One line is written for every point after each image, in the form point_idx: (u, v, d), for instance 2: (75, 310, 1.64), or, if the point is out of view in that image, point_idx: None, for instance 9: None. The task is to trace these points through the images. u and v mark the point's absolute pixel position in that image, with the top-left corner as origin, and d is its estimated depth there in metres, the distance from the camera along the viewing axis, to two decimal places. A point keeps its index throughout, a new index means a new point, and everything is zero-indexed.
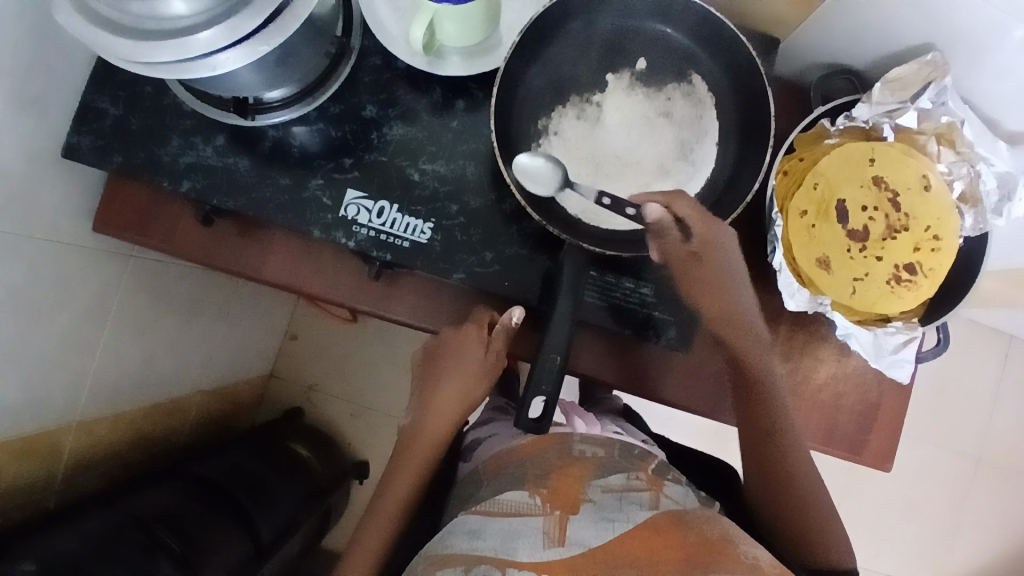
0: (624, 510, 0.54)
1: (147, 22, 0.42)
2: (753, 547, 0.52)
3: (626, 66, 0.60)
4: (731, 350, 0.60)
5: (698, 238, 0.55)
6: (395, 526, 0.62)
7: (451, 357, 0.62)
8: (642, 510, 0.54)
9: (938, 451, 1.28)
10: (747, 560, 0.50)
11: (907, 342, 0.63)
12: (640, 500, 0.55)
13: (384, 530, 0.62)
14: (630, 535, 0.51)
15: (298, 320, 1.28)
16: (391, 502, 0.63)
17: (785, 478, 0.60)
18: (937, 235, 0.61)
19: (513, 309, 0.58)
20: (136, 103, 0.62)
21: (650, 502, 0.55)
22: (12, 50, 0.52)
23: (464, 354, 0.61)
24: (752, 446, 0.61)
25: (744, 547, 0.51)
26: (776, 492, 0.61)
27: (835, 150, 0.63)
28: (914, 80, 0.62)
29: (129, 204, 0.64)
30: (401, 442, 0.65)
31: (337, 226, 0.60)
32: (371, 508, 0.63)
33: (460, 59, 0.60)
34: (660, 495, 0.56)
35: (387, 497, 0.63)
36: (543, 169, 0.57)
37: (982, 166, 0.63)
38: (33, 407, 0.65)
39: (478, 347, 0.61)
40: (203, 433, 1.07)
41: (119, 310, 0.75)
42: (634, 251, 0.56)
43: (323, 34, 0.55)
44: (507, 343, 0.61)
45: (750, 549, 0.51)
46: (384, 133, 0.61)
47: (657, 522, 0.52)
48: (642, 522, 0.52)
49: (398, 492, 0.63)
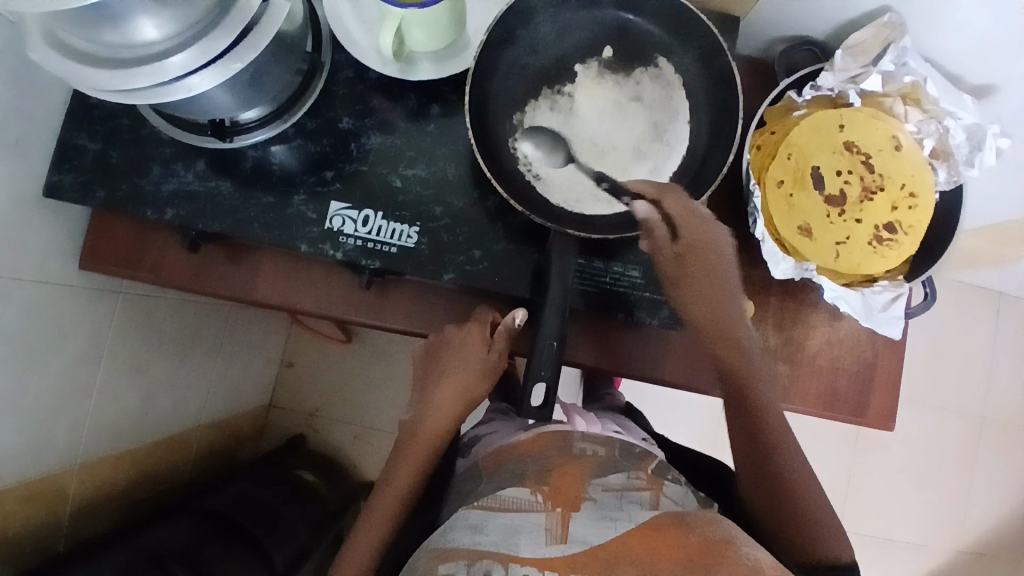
0: (624, 509, 0.54)
1: (121, 51, 0.43)
2: (753, 548, 0.53)
3: (593, 56, 0.61)
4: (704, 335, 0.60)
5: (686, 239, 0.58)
6: (395, 524, 0.62)
7: (452, 359, 0.62)
8: (643, 510, 0.54)
9: (942, 414, 1.29)
10: (748, 562, 0.51)
11: (894, 298, 0.65)
12: (640, 500, 0.55)
13: (384, 524, 0.61)
14: (631, 534, 0.51)
15: (294, 346, 1.28)
16: (391, 497, 0.62)
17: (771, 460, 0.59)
18: (912, 192, 0.63)
19: (516, 311, 0.59)
20: (115, 136, 0.62)
21: (651, 502, 0.56)
22: None
23: (464, 352, 0.62)
24: (745, 442, 0.60)
25: (744, 549, 0.52)
26: (768, 485, 0.59)
27: (805, 119, 0.64)
28: (873, 44, 0.64)
29: (117, 236, 0.65)
30: (402, 441, 0.65)
31: (323, 239, 0.60)
32: (373, 504, 0.63)
33: (431, 63, 0.60)
34: (660, 495, 0.57)
35: (387, 491, 0.63)
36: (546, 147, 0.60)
37: (949, 120, 0.65)
38: (33, 453, 0.65)
39: (479, 343, 0.62)
40: (207, 467, 1.06)
41: (114, 348, 0.75)
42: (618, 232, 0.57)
43: (293, 51, 0.56)
44: (508, 343, 0.61)
45: (751, 552, 0.52)
46: (363, 143, 0.62)
47: (658, 522, 0.53)
48: (643, 522, 0.53)
49: (398, 488, 0.62)
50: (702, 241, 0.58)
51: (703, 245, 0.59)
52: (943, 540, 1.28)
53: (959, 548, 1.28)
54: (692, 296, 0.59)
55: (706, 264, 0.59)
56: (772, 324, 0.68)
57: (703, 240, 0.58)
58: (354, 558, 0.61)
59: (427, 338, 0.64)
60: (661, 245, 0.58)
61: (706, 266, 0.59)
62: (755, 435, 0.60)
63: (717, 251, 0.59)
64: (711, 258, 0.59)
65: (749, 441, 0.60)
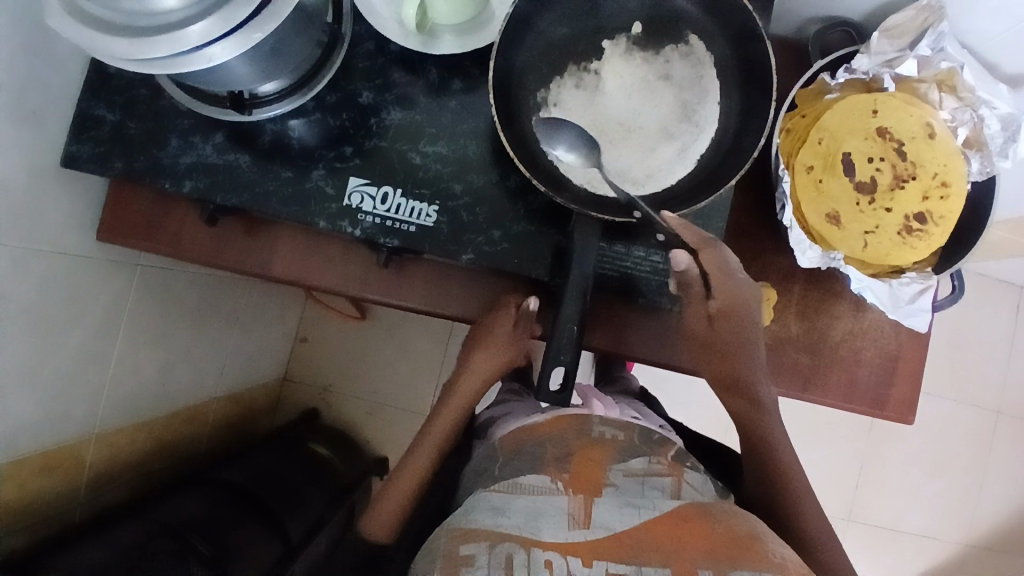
0: (646, 496, 0.54)
1: (140, 18, 0.42)
2: (780, 544, 0.52)
3: (621, 33, 0.59)
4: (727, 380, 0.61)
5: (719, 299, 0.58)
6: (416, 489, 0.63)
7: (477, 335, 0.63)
8: (666, 498, 0.54)
9: (958, 407, 1.27)
10: (775, 559, 0.50)
11: (923, 291, 0.63)
12: (662, 486, 0.55)
13: (408, 488, 0.63)
14: (655, 522, 0.52)
15: (307, 322, 1.28)
16: (423, 455, 0.63)
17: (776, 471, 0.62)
18: (945, 181, 0.61)
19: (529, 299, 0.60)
20: (133, 106, 0.61)
21: (673, 490, 0.55)
22: (8, 62, 0.52)
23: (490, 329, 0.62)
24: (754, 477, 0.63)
25: (771, 546, 0.51)
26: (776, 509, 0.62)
27: (837, 103, 0.62)
28: (911, 28, 0.62)
29: (137, 209, 0.65)
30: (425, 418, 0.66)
31: (342, 215, 0.60)
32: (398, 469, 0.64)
33: (453, 36, 0.58)
34: (682, 482, 0.56)
35: (421, 446, 0.64)
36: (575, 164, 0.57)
37: (984, 109, 0.63)
38: (50, 423, 0.66)
39: (511, 314, 0.62)
40: (223, 438, 1.08)
41: (132, 321, 0.75)
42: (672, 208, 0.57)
43: (314, 22, 0.55)
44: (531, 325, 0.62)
45: (778, 548, 0.52)
46: (383, 118, 0.61)
47: (684, 511, 0.53)
48: (668, 511, 0.53)
49: (421, 459, 0.63)
50: (731, 305, 0.59)
51: (737, 304, 0.59)
52: (952, 534, 1.27)
53: (968, 542, 1.27)
54: (712, 355, 0.61)
55: (733, 327, 0.60)
56: (795, 313, 0.67)
57: (734, 306, 0.59)
58: (386, 506, 0.63)
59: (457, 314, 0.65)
60: (694, 299, 0.59)
61: (737, 330, 0.60)
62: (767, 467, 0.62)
63: (747, 312, 0.60)
64: (738, 323, 0.60)
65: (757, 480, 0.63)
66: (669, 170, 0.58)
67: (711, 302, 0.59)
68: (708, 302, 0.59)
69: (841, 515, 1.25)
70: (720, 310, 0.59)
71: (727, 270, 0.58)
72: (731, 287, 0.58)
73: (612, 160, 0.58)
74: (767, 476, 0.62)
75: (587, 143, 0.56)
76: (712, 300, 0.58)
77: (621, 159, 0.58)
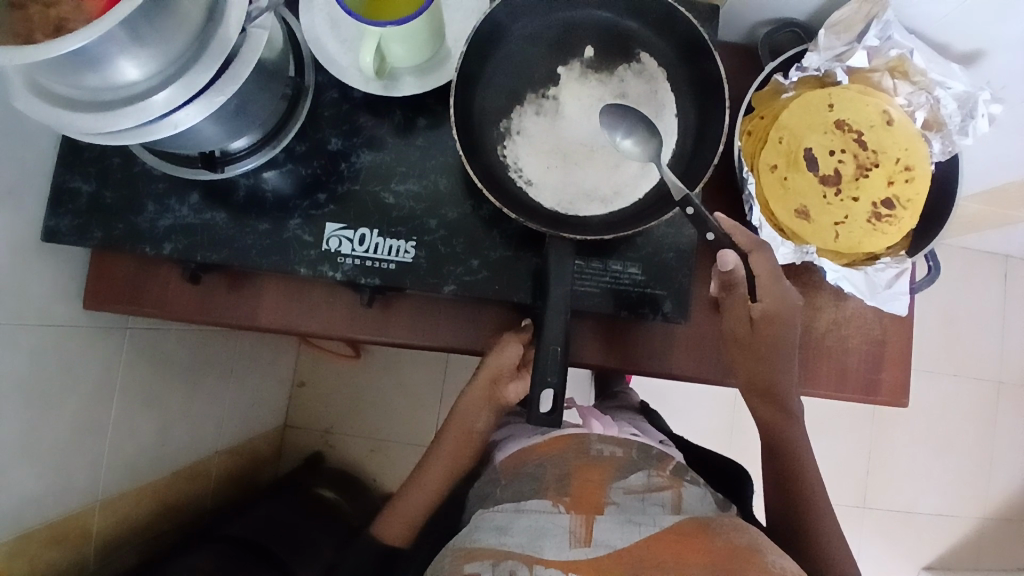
0: (647, 512, 0.54)
1: (103, 94, 0.43)
2: (780, 557, 0.52)
3: (575, 57, 0.61)
4: (757, 392, 0.65)
5: (762, 307, 0.61)
6: (439, 496, 0.67)
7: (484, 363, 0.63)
8: (666, 513, 0.55)
9: (958, 384, 1.28)
10: (775, 570, 0.50)
11: (898, 275, 0.64)
12: (662, 502, 0.56)
13: (423, 503, 0.66)
14: (657, 538, 0.51)
15: (303, 366, 1.28)
16: (437, 475, 0.67)
17: (792, 473, 0.66)
18: (908, 165, 0.63)
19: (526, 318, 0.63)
20: (108, 176, 0.62)
21: (673, 504, 0.56)
22: None
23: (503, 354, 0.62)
24: (776, 489, 0.67)
25: (771, 557, 0.51)
26: (795, 525, 0.65)
27: (793, 101, 0.64)
28: (857, 20, 0.62)
29: (119, 274, 0.65)
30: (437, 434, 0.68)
31: (322, 261, 0.61)
32: (417, 474, 0.68)
33: (413, 77, 0.60)
34: (682, 495, 0.57)
35: (433, 466, 0.67)
36: (634, 151, 0.58)
37: (939, 91, 0.64)
38: (54, 496, 0.67)
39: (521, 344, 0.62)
40: (229, 493, 1.08)
41: (127, 387, 0.75)
42: (657, 216, 0.57)
43: (276, 77, 0.56)
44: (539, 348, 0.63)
45: (778, 560, 0.51)
46: (354, 162, 0.62)
47: (683, 526, 0.53)
48: (669, 528, 0.52)
49: (434, 477, 0.67)
50: (775, 311, 0.61)
51: (778, 316, 0.62)
52: (969, 510, 1.27)
53: (985, 517, 1.27)
54: (748, 358, 0.63)
55: (774, 334, 0.62)
56: None
57: (774, 311, 0.62)
58: (398, 517, 0.66)
59: (464, 348, 0.66)
60: (738, 304, 0.63)
61: (774, 340, 0.62)
62: (784, 479, 0.67)
63: (788, 322, 0.62)
64: (777, 329, 0.62)
65: (777, 493, 0.67)
66: (636, 185, 0.59)
67: (754, 309, 0.62)
68: (750, 307, 0.62)
69: (854, 503, 1.24)
70: (764, 313, 0.61)
71: (771, 277, 0.61)
72: (775, 294, 0.61)
73: (581, 181, 0.59)
74: (785, 484, 0.67)
75: (646, 129, 0.57)
76: (756, 303, 0.61)
77: (588, 179, 0.59)
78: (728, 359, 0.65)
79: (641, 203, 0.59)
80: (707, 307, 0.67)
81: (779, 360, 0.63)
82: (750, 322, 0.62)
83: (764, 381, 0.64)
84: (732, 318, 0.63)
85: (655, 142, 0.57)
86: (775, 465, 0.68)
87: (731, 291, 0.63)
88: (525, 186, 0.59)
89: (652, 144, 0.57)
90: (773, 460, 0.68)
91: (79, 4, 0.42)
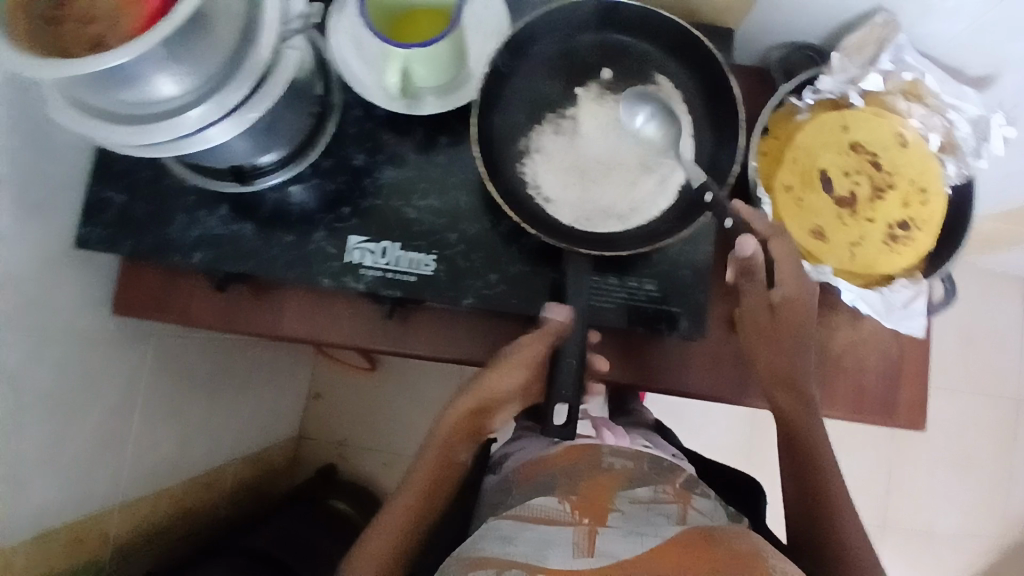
0: (651, 522, 0.54)
1: (140, 108, 0.46)
2: (781, 561, 0.52)
3: (593, 78, 0.62)
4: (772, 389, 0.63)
5: (782, 294, 0.61)
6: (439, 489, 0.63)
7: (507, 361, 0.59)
8: (670, 524, 0.54)
9: (980, 407, 1.26)
10: None
11: (915, 296, 0.64)
12: (668, 513, 0.55)
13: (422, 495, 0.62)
14: (660, 551, 0.51)
15: (319, 378, 1.30)
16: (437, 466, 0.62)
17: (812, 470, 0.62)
18: (923, 187, 0.64)
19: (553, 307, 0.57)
20: (140, 188, 0.64)
21: (679, 516, 0.55)
22: (13, 157, 0.56)
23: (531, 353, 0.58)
24: (795, 490, 0.63)
25: (774, 563, 0.51)
26: (818, 540, 0.60)
27: (809, 122, 0.64)
28: (869, 43, 0.64)
29: (148, 283, 0.68)
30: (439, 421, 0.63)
31: (344, 272, 0.62)
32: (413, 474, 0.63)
33: (435, 97, 0.62)
34: (689, 508, 0.57)
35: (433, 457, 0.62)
36: (653, 136, 0.62)
37: (953, 114, 0.65)
38: (75, 499, 0.68)
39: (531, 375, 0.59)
40: (242, 504, 1.09)
41: (148, 394, 0.77)
42: (677, 227, 0.59)
43: (305, 95, 0.58)
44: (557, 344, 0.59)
45: (779, 564, 0.51)
46: (377, 178, 0.64)
47: (687, 538, 0.52)
48: (670, 538, 0.52)
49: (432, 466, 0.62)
50: (797, 296, 0.61)
51: (798, 304, 0.61)
52: (991, 537, 1.24)
53: (1009, 545, 1.24)
54: (769, 344, 0.62)
55: (796, 320, 0.61)
56: None
57: (796, 298, 0.61)
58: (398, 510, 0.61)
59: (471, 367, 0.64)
60: (756, 292, 0.62)
61: (794, 329, 0.61)
62: (805, 478, 0.62)
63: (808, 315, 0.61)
64: (798, 317, 0.61)
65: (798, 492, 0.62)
66: (653, 203, 0.60)
67: (773, 295, 0.61)
68: (769, 293, 0.62)
69: (873, 529, 1.22)
70: (785, 299, 0.61)
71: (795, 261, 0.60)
72: (798, 282, 0.61)
73: (598, 198, 0.61)
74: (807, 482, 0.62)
75: (667, 117, 0.62)
76: (777, 289, 0.61)
77: (606, 196, 0.61)
78: (749, 346, 0.63)
79: (656, 219, 0.60)
80: (723, 325, 0.67)
81: (800, 348, 0.62)
82: (770, 309, 0.61)
83: (785, 370, 0.62)
84: (751, 304, 0.62)
85: (675, 130, 0.61)
86: (795, 464, 0.63)
87: (750, 277, 0.63)
88: (543, 202, 0.61)
89: (672, 131, 0.61)
90: (794, 456, 0.63)
91: (116, 23, 0.44)
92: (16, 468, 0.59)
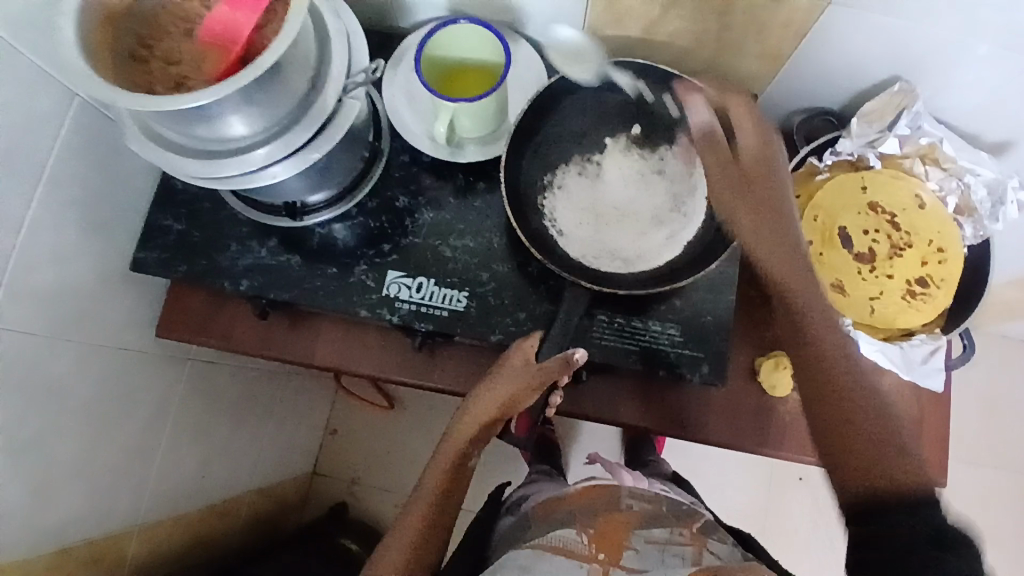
0: (665, 563, 0.54)
1: (211, 144, 0.50)
2: None
3: (622, 131, 0.66)
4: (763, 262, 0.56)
5: (749, 155, 0.57)
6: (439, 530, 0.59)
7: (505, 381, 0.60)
8: (683, 565, 0.54)
9: (1002, 478, 1.23)
10: None
11: (933, 351, 0.65)
12: (682, 555, 0.55)
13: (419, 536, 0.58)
14: None
15: (337, 415, 1.31)
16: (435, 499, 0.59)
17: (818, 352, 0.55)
18: (941, 247, 0.66)
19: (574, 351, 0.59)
20: (197, 217, 0.69)
21: (693, 558, 0.55)
22: (81, 179, 0.60)
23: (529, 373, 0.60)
24: (806, 379, 0.56)
25: None
26: (843, 448, 0.54)
27: (829, 181, 0.68)
28: (887, 110, 0.67)
29: (193, 308, 0.71)
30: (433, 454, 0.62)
31: (381, 305, 0.65)
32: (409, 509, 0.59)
33: (477, 146, 0.66)
34: (703, 551, 0.56)
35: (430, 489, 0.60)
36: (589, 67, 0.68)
37: (969, 177, 0.68)
38: (100, 515, 0.70)
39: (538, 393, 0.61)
40: (251, 537, 1.09)
41: (178, 415, 0.79)
42: (689, 275, 0.61)
43: (358, 141, 0.62)
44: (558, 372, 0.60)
45: None
46: (417, 218, 0.67)
47: None
48: None
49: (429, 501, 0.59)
50: (763, 152, 0.57)
51: (770, 167, 0.57)
52: None
53: None
54: (749, 210, 0.56)
55: (769, 179, 0.56)
56: None
57: (763, 157, 0.57)
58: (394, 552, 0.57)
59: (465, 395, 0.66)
60: (721, 156, 0.59)
61: (774, 196, 0.56)
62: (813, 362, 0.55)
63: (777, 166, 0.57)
64: (771, 182, 0.56)
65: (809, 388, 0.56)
66: (659, 253, 0.63)
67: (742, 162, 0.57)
68: (738, 155, 0.57)
69: None
70: (752, 163, 0.57)
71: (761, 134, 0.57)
72: (763, 146, 0.57)
73: (608, 240, 0.64)
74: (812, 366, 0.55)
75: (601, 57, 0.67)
76: (742, 149, 0.57)
77: (615, 239, 0.64)
78: (726, 216, 0.58)
79: (664, 264, 0.63)
80: (744, 375, 0.69)
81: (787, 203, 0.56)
82: (742, 178, 0.57)
83: (775, 236, 0.56)
84: (721, 174, 0.58)
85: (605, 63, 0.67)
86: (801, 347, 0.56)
87: (716, 146, 0.59)
88: (564, 243, 0.64)
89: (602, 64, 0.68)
90: (798, 334, 0.56)
91: (199, 66, 0.49)
92: (46, 476, 0.61)
